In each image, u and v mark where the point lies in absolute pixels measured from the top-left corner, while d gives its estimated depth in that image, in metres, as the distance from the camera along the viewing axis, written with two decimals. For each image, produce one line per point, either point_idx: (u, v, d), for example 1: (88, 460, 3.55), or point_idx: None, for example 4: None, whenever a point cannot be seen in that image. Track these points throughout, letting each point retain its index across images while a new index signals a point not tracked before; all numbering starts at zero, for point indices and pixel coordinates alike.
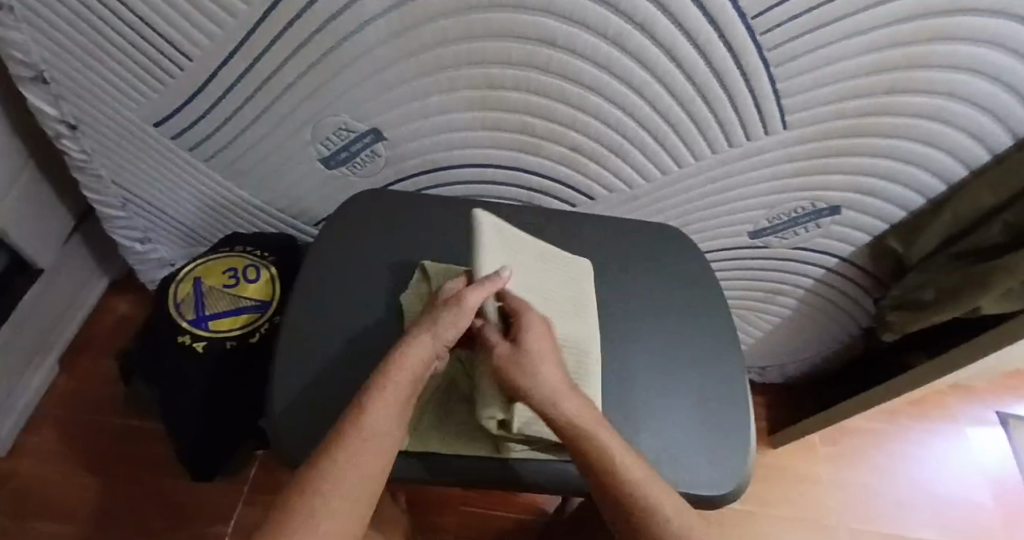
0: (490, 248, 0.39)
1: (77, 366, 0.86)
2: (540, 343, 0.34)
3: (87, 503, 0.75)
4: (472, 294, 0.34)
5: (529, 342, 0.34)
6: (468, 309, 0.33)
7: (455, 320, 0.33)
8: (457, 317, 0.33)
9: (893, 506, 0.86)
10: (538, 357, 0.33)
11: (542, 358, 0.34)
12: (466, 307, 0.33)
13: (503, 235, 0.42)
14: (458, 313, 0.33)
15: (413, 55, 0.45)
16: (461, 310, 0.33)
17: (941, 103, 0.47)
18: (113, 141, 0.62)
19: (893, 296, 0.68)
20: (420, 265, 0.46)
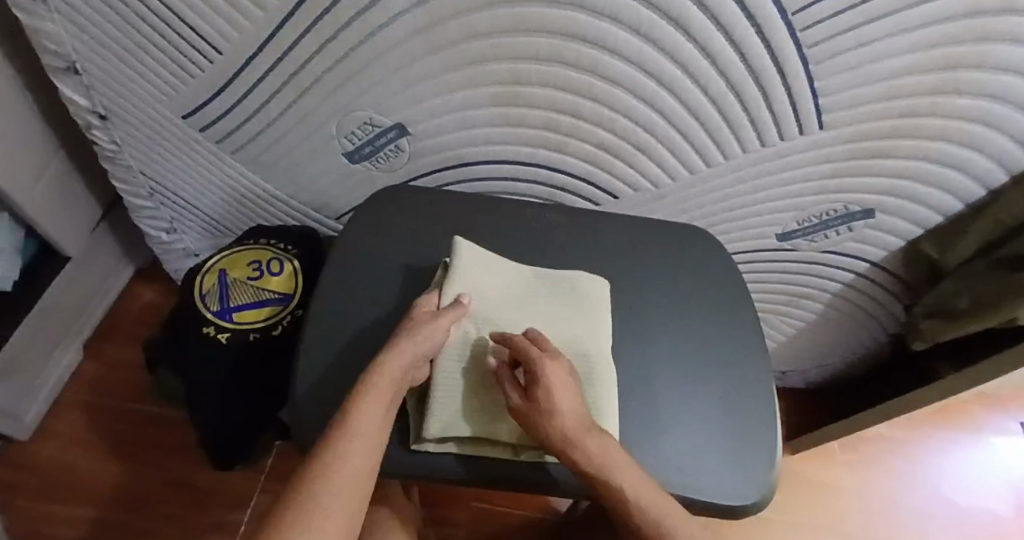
0: (461, 275, 0.42)
1: (101, 351, 0.87)
2: (555, 366, 0.35)
3: (110, 486, 0.77)
4: (440, 317, 0.38)
5: (543, 365, 0.35)
6: (437, 328, 0.37)
7: (428, 336, 0.36)
8: (429, 333, 0.36)
9: (914, 517, 0.84)
10: (554, 380, 0.34)
11: (559, 381, 0.35)
12: (438, 326, 0.37)
13: (480, 260, 0.44)
14: (429, 330, 0.36)
15: (440, 50, 0.45)
16: (431, 327, 0.37)
17: (987, 105, 0.45)
18: (141, 131, 0.63)
19: (925, 303, 0.66)
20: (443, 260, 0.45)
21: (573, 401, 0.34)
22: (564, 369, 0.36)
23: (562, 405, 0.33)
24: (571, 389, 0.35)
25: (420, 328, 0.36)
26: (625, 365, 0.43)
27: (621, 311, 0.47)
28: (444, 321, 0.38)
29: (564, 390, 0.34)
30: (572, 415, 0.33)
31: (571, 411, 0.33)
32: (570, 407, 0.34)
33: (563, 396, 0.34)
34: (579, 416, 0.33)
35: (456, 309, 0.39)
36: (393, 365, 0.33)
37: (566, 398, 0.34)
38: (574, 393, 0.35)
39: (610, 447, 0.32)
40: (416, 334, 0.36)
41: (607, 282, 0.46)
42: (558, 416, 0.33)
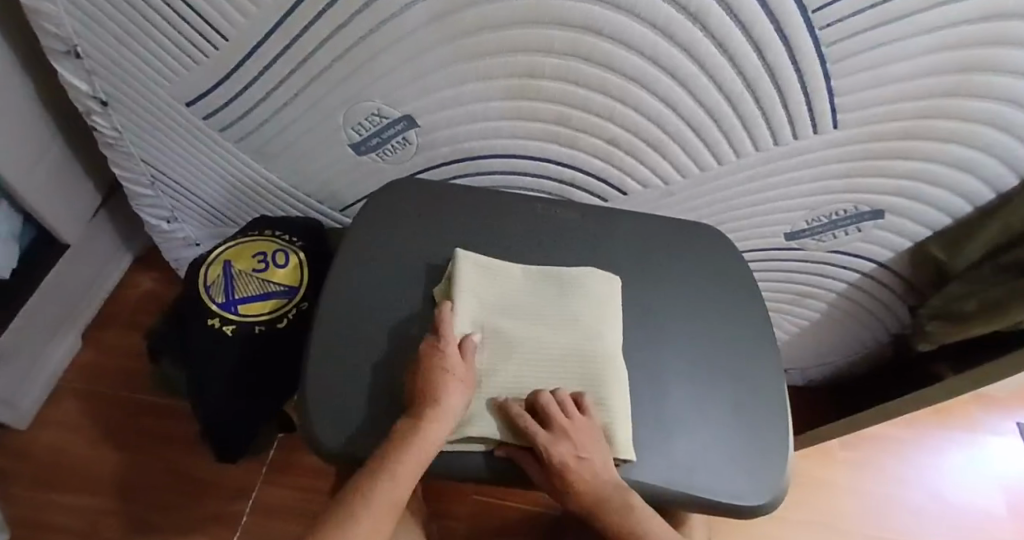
0: (465, 296, 0.41)
1: (99, 340, 0.86)
2: (566, 449, 0.35)
3: (109, 476, 0.76)
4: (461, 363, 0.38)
5: (552, 452, 0.35)
6: (459, 382, 0.37)
7: (452, 398, 0.36)
8: (456, 392, 0.36)
9: (909, 515, 0.84)
10: (568, 467, 0.35)
11: (574, 463, 0.35)
12: (455, 381, 0.36)
13: (483, 266, 0.44)
14: (452, 390, 0.36)
15: (453, 40, 0.44)
16: (455, 385, 0.36)
17: (1003, 109, 0.44)
18: (143, 118, 0.62)
19: (932, 305, 0.66)
20: (454, 253, 0.45)
21: (594, 480, 0.35)
22: (577, 447, 0.35)
23: (580, 487, 0.35)
24: (591, 468, 0.35)
25: (442, 386, 0.35)
26: (636, 365, 0.43)
27: (632, 309, 0.46)
28: (466, 373, 0.37)
29: (581, 473, 0.35)
30: (592, 493, 0.35)
31: (590, 490, 0.35)
32: (590, 486, 0.35)
33: (580, 479, 0.35)
34: (598, 493, 0.35)
35: (467, 353, 0.38)
36: (433, 420, 0.34)
37: (584, 481, 0.35)
38: (593, 472, 0.35)
39: (617, 504, 0.35)
40: (443, 398, 0.35)
41: (618, 280, 0.46)
42: (578, 494, 0.35)
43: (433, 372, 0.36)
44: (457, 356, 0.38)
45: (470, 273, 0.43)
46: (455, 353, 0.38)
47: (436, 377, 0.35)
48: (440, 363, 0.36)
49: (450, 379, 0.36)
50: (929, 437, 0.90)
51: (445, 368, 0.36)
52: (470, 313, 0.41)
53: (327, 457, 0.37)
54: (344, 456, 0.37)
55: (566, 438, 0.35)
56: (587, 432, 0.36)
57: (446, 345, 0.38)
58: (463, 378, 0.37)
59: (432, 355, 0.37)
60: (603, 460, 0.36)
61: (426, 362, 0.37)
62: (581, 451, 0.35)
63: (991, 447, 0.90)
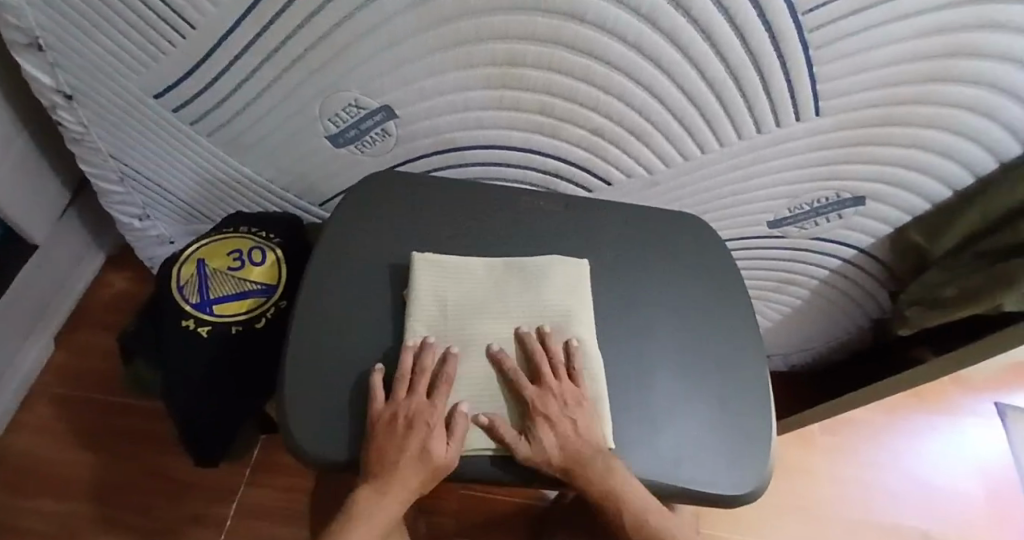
0: (421, 306, 0.40)
1: (73, 341, 0.84)
2: (553, 398, 0.37)
3: (88, 479, 0.74)
4: (434, 429, 0.35)
5: (543, 403, 0.37)
6: (428, 457, 0.34)
7: (411, 465, 0.34)
8: (419, 459, 0.34)
9: (890, 497, 0.86)
10: (552, 417, 0.36)
11: (558, 414, 0.37)
12: (417, 451, 0.35)
13: (444, 267, 0.43)
14: (409, 457, 0.34)
15: (432, 28, 0.43)
16: (418, 454, 0.35)
17: (981, 94, 0.45)
18: (110, 112, 0.59)
19: (911, 292, 0.67)
20: (412, 256, 0.43)
21: (575, 432, 0.36)
22: (564, 398, 0.37)
23: (562, 438, 0.36)
24: (573, 418, 0.37)
25: (399, 458, 0.34)
26: (622, 356, 0.43)
27: (618, 299, 0.46)
28: (439, 456, 0.34)
29: (564, 422, 0.36)
30: (572, 441, 0.36)
31: (572, 439, 0.36)
32: (572, 440, 0.36)
33: (564, 427, 0.36)
34: (579, 442, 0.36)
35: (454, 436, 0.35)
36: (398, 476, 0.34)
37: (568, 430, 0.36)
38: (577, 420, 0.37)
39: (616, 474, 0.35)
40: (396, 462, 0.34)
41: (587, 265, 0.45)
42: (558, 450, 0.36)
43: (396, 439, 0.34)
44: (435, 432, 0.35)
45: (433, 270, 0.42)
46: (439, 431, 0.35)
47: (407, 442, 0.34)
48: (424, 430, 0.35)
49: (414, 446, 0.35)
50: (908, 420, 0.92)
51: (415, 433, 0.35)
52: (427, 315, 0.40)
53: (307, 461, 0.35)
54: (325, 457, 0.35)
55: (553, 397, 0.37)
56: (573, 394, 0.38)
57: (420, 405, 0.36)
58: (429, 467, 0.34)
59: (402, 421, 0.35)
60: (586, 422, 0.37)
61: (401, 421, 0.35)
62: (568, 411, 0.37)
63: (968, 429, 0.92)
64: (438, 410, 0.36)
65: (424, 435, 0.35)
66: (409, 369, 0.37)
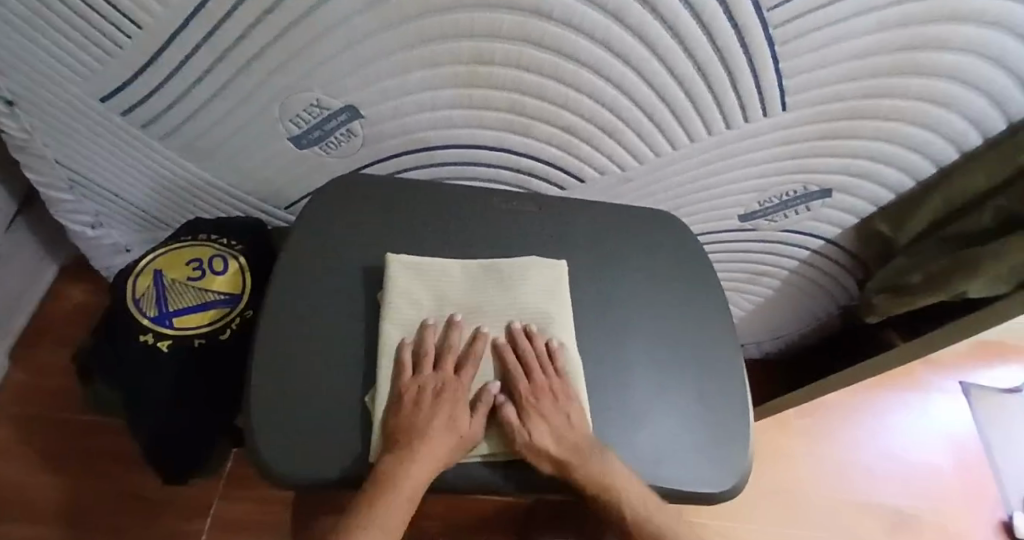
0: (399, 307, 0.39)
1: (27, 359, 0.79)
2: (546, 394, 0.37)
3: (50, 503, 0.70)
4: (459, 400, 0.36)
5: (535, 398, 0.37)
6: (456, 426, 0.35)
7: (441, 434, 0.34)
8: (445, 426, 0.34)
9: (865, 476, 0.88)
10: (546, 410, 0.36)
11: (552, 408, 0.37)
12: (445, 419, 0.35)
13: (420, 271, 0.41)
14: (438, 423, 0.34)
15: (395, 25, 0.41)
16: (444, 420, 0.35)
17: (941, 86, 0.46)
18: (55, 118, 0.56)
19: (880, 278, 0.68)
20: (386, 257, 0.42)
21: (568, 425, 0.36)
22: (555, 393, 0.37)
23: (557, 429, 0.36)
24: (565, 412, 0.37)
25: (433, 425, 0.34)
26: (599, 357, 0.42)
27: (593, 299, 0.45)
28: (466, 430, 0.35)
29: (558, 416, 0.36)
30: (567, 435, 0.36)
31: (567, 433, 0.36)
32: (567, 431, 0.36)
33: (558, 421, 0.36)
34: (574, 435, 0.36)
35: (479, 411, 0.36)
36: (429, 444, 0.33)
37: (562, 423, 0.36)
38: (569, 414, 0.37)
39: (612, 468, 0.35)
40: (426, 429, 0.34)
41: (564, 266, 0.45)
42: (555, 443, 0.35)
43: (422, 407, 0.35)
44: (461, 407, 0.36)
45: (407, 270, 0.41)
46: (464, 408, 0.36)
47: (437, 411, 0.35)
48: (451, 400, 0.36)
49: (444, 414, 0.35)
50: (881, 401, 0.95)
51: (442, 404, 0.35)
52: (404, 317, 0.39)
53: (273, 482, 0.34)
54: (288, 477, 0.33)
55: (548, 392, 0.37)
56: (562, 391, 0.38)
57: (447, 380, 0.37)
58: (457, 436, 0.34)
59: (431, 392, 0.36)
60: (577, 416, 0.37)
61: (428, 393, 0.36)
62: (559, 404, 0.37)
63: (933, 408, 0.95)
64: (463, 385, 0.37)
65: (451, 406, 0.36)
66: (434, 348, 0.38)
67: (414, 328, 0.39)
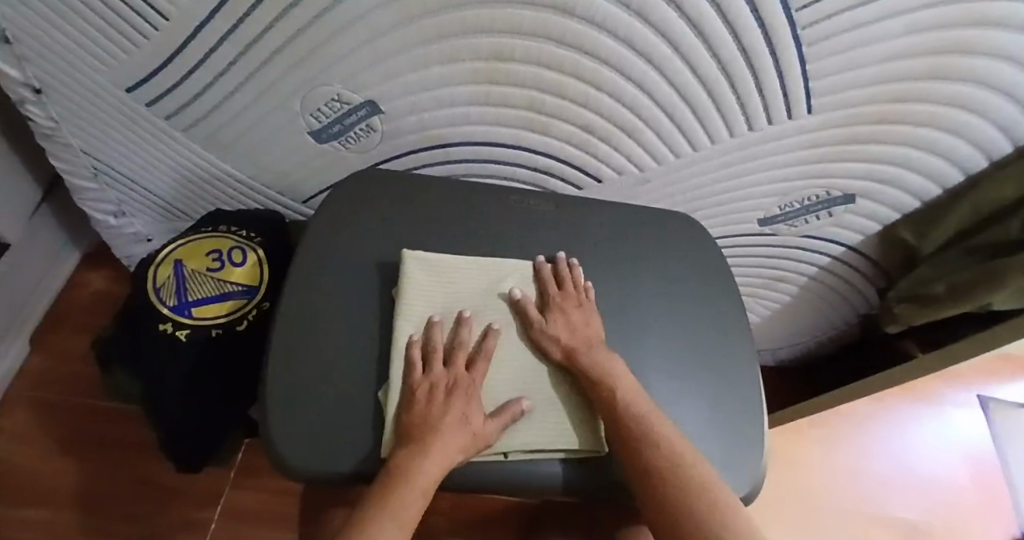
0: (412, 302, 0.39)
1: (49, 344, 0.81)
2: (572, 301, 0.41)
3: (69, 485, 0.72)
4: (472, 398, 0.36)
5: (562, 300, 0.41)
6: (469, 423, 0.35)
7: (453, 431, 0.34)
8: (457, 422, 0.34)
9: (877, 487, 0.87)
10: (568, 310, 0.40)
11: (574, 309, 0.41)
12: (458, 417, 0.35)
13: (434, 268, 0.41)
14: (452, 421, 0.34)
15: (416, 20, 0.41)
16: (456, 417, 0.34)
17: (972, 91, 0.44)
18: (83, 108, 0.57)
19: (900, 289, 0.67)
20: (401, 254, 0.42)
21: (585, 326, 0.40)
22: (580, 301, 0.41)
23: (573, 325, 0.40)
24: (585, 315, 0.41)
25: (444, 421, 0.34)
26: None
27: (608, 300, 0.45)
28: (479, 430, 0.35)
29: (578, 316, 0.40)
30: (580, 331, 0.40)
31: (581, 330, 0.40)
32: (581, 329, 0.40)
33: (577, 320, 0.40)
34: (587, 332, 0.40)
35: (499, 418, 0.36)
36: (441, 441, 0.33)
37: (580, 323, 0.40)
38: (588, 317, 0.40)
39: (616, 366, 0.38)
40: (437, 426, 0.34)
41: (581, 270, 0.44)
42: (567, 336, 0.39)
43: (434, 404, 0.35)
44: (473, 406, 0.36)
45: (421, 268, 0.41)
46: (476, 404, 0.36)
47: (451, 407, 0.35)
48: (463, 398, 0.36)
49: (457, 410, 0.35)
50: (896, 411, 0.90)
51: (455, 401, 0.35)
52: (416, 313, 0.39)
53: (290, 472, 0.34)
54: (306, 467, 0.34)
55: (572, 298, 0.41)
56: (584, 298, 0.42)
57: (458, 376, 0.36)
58: (470, 433, 0.34)
59: (442, 389, 0.36)
60: (595, 323, 0.41)
61: (440, 391, 0.36)
62: (580, 309, 0.41)
63: (953, 418, 0.89)
64: (475, 380, 0.37)
65: (464, 404, 0.35)
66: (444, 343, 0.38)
67: (425, 322, 0.39)
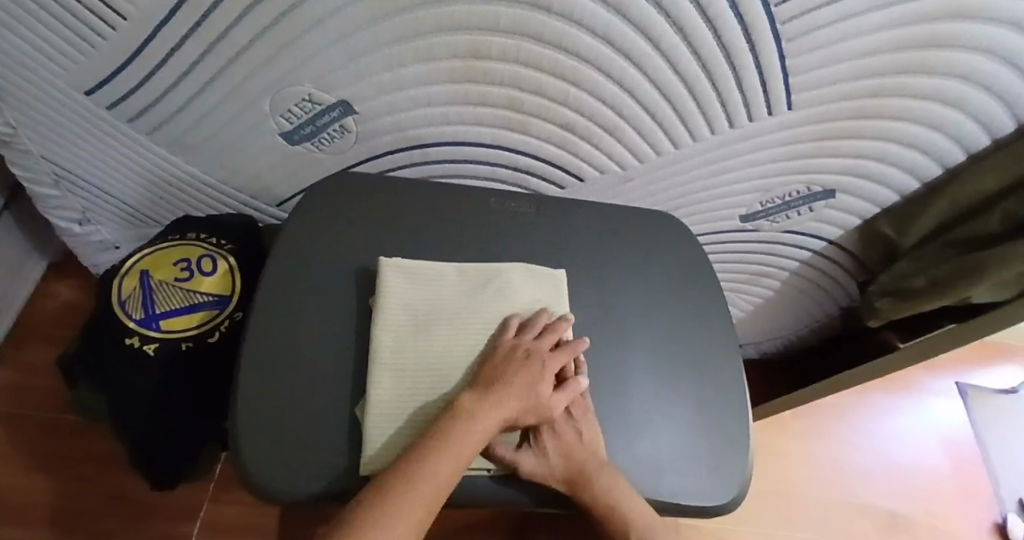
0: (388, 311, 0.38)
1: (16, 357, 0.78)
2: (558, 407, 0.36)
3: (39, 505, 0.69)
4: (549, 363, 0.35)
5: None
6: (538, 390, 0.34)
7: (519, 389, 0.33)
8: (523, 385, 0.33)
9: (859, 476, 0.87)
10: (555, 424, 0.35)
11: (562, 422, 0.36)
12: (530, 379, 0.34)
13: (413, 277, 0.40)
14: (520, 382, 0.33)
15: (387, 17, 0.39)
16: (525, 381, 0.34)
17: (949, 86, 0.45)
18: (40, 112, 0.54)
19: (882, 282, 0.67)
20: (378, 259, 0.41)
21: (579, 441, 0.35)
22: (569, 405, 0.36)
23: (566, 447, 0.35)
24: (576, 425, 0.36)
25: (512, 379, 0.33)
26: (600, 363, 0.41)
27: (591, 304, 0.44)
28: (545, 397, 0.34)
29: (569, 432, 0.35)
30: (576, 453, 0.35)
31: (575, 450, 0.35)
32: (577, 449, 0.35)
33: (568, 438, 0.35)
34: (582, 452, 0.35)
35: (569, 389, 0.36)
36: (502, 400, 0.32)
37: (572, 441, 0.35)
38: (580, 430, 0.35)
39: (619, 487, 0.34)
40: (507, 381, 0.33)
41: (562, 274, 0.44)
42: (562, 461, 0.34)
43: (510, 365, 0.34)
44: (548, 371, 0.35)
45: (399, 275, 0.40)
46: (551, 373, 0.35)
47: (521, 370, 0.34)
48: (539, 366, 0.35)
49: (527, 374, 0.34)
50: (880, 400, 0.95)
51: (531, 364, 0.35)
52: (395, 324, 0.38)
53: (257, 491, 0.32)
54: (274, 487, 0.32)
55: (560, 406, 0.36)
56: (577, 402, 0.37)
57: (541, 347, 0.36)
58: (533, 401, 0.33)
59: (521, 353, 0.36)
60: (591, 431, 0.36)
61: (520, 353, 0.35)
62: (572, 418, 0.36)
63: (932, 406, 0.96)
64: (557, 354, 0.36)
65: (539, 369, 0.35)
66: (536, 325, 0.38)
67: (395, 337, 0.37)
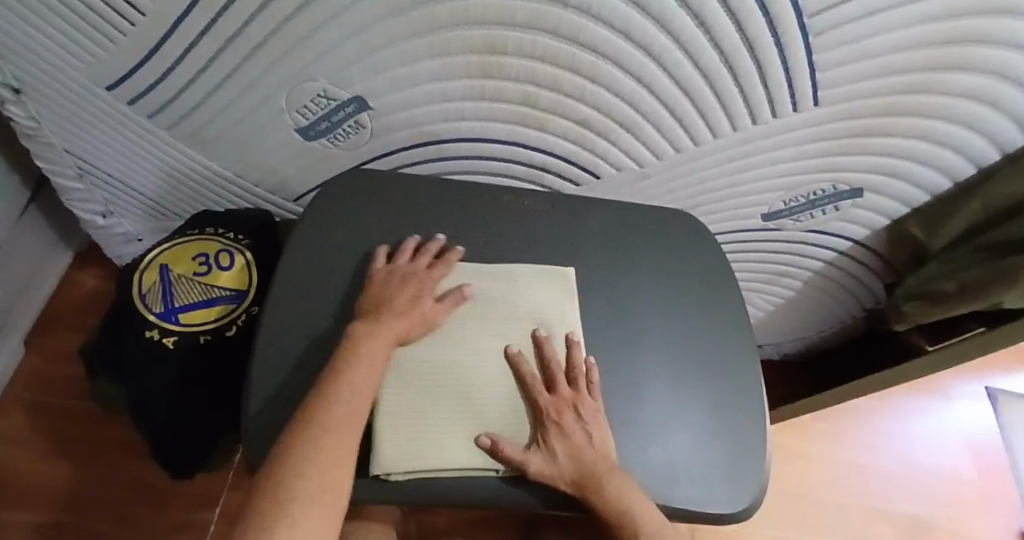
0: None
1: (44, 345, 0.80)
2: (568, 409, 0.36)
3: (66, 488, 0.71)
4: (426, 281, 0.39)
5: (557, 412, 0.36)
6: (417, 305, 0.38)
7: (399, 308, 0.37)
8: (402, 301, 0.37)
9: (881, 481, 0.85)
10: (565, 425, 0.35)
11: (571, 424, 0.35)
12: (410, 297, 0.38)
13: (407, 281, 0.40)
14: (402, 302, 0.37)
15: (402, 12, 0.39)
16: (404, 298, 0.38)
17: (985, 82, 0.43)
18: (64, 107, 0.55)
19: (910, 285, 0.65)
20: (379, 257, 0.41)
21: (588, 443, 0.35)
22: (580, 407, 0.36)
23: (575, 448, 0.34)
24: (586, 427, 0.35)
25: (392, 301, 0.37)
26: (613, 364, 0.40)
27: (605, 303, 0.43)
28: (427, 313, 0.38)
29: (578, 433, 0.35)
30: (585, 454, 0.34)
31: (585, 452, 0.34)
32: (586, 451, 0.34)
33: (578, 440, 0.34)
34: (592, 455, 0.34)
35: (446, 300, 0.39)
36: (387, 318, 0.36)
37: (581, 443, 0.34)
38: (589, 432, 0.35)
39: (629, 490, 0.33)
40: (391, 303, 0.37)
41: (570, 272, 0.44)
42: (571, 463, 0.34)
43: (391, 287, 0.38)
44: (426, 288, 0.39)
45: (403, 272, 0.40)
46: (429, 290, 0.39)
47: (403, 291, 0.38)
48: (416, 282, 0.39)
49: (408, 293, 0.38)
50: (905, 404, 0.92)
51: (409, 285, 0.38)
52: None
53: None
54: None
55: (570, 407, 0.36)
56: (587, 403, 0.36)
57: (420, 268, 0.40)
58: (414, 316, 0.37)
59: (397, 276, 0.39)
60: (601, 433, 0.35)
61: (398, 276, 0.39)
62: (581, 419, 0.35)
63: (959, 410, 0.93)
64: (436, 271, 0.40)
65: (416, 288, 0.39)
66: (411, 248, 0.42)
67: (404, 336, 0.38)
